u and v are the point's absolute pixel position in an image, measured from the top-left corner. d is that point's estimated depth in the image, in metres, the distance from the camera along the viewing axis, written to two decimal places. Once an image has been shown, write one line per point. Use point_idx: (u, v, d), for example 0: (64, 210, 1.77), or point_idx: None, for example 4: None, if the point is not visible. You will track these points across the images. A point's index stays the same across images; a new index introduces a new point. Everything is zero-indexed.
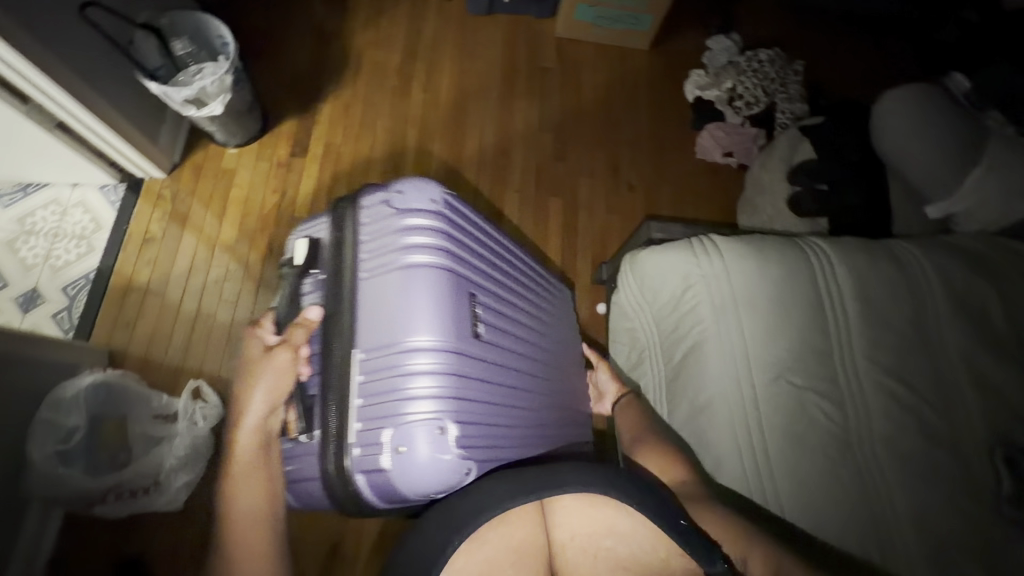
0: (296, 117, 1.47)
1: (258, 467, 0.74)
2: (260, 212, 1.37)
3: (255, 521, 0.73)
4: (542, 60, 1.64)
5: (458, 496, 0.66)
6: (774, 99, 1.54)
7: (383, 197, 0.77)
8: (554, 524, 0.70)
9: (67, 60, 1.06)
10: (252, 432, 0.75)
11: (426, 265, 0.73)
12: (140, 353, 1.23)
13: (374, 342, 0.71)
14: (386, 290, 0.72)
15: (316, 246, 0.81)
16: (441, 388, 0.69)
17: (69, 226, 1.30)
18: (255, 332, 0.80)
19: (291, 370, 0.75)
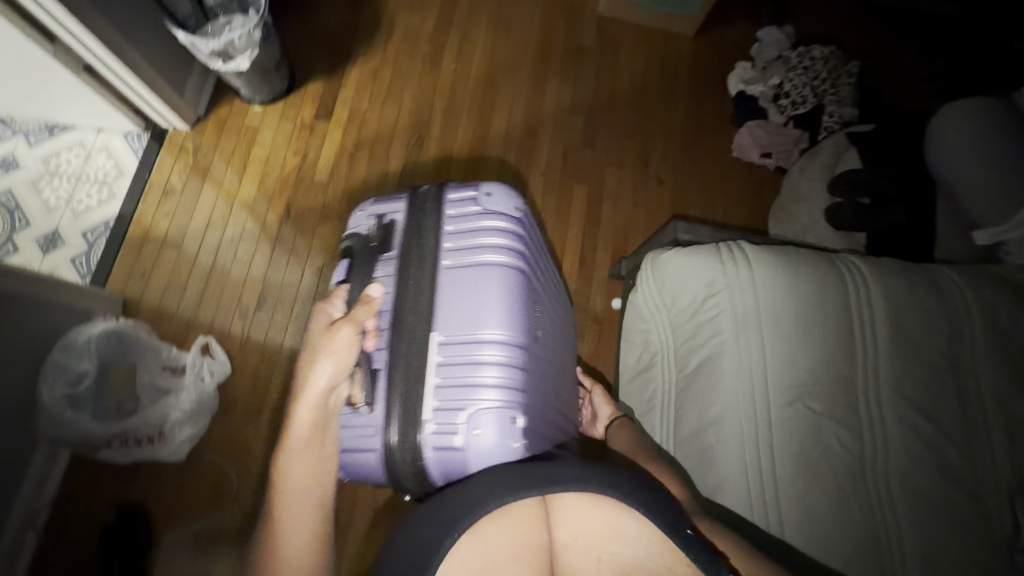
0: (322, 78, 1.43)
1: (317, 444, 0.73)
2: (280, 173, 1.36)
3: (308, 498, 0.71)
4: (581, 38, 1.57)
5: (463, 486, 0.67)
6: (823, 100, 1.44)
7: (470, 196, 0.87)
8: (556, 525, 0.73)
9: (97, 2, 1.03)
10: (310, 407, 0.74)
11: (506, 262, 0.82)
12: (153, 304, 1.24)
13: (454, 325, 0.78)
14: (469, 281, 0.80)
15: (389, 228, 0.87)
16: (509, 375, 0.77)
17: (92, 171, 1.30)
18: (324, 307, 0.80)
19: (353, 345, 0.75)
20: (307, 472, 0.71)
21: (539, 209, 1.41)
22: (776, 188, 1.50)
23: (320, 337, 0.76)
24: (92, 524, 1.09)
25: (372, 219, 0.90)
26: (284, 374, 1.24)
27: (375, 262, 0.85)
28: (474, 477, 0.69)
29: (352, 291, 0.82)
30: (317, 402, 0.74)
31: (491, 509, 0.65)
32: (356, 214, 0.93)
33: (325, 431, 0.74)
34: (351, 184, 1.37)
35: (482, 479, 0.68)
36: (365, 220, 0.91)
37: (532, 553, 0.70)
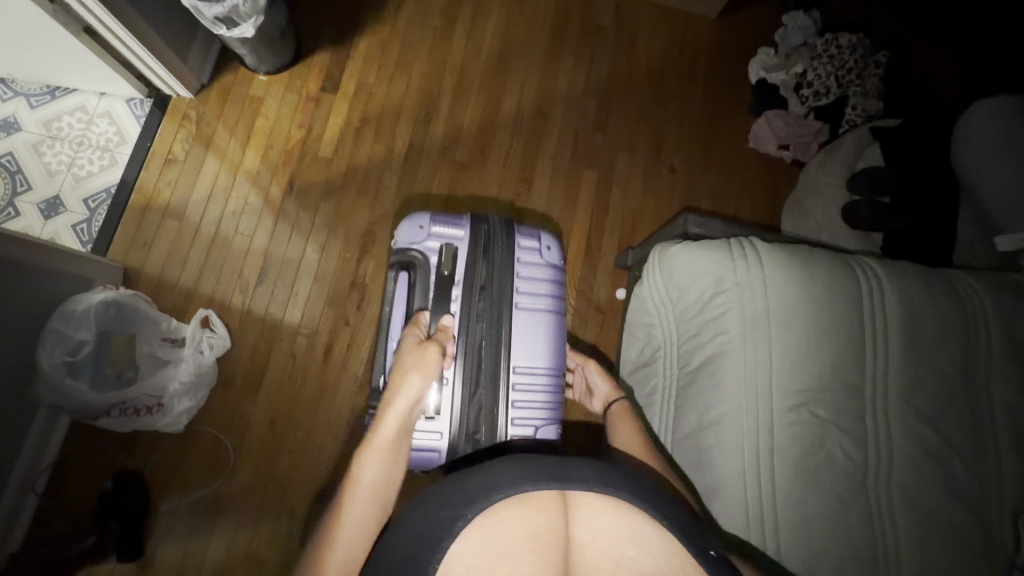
0: (328, 49, 1.39)
1: (395, 448, 0.84)
2: (284, 146, 1.33)
3: (375, 497, 0.80)
4: (599, 17, 1.51)
5: (472, 472, 0.71)
6: (846, 92, 1.40)
7: (536, 245, 1.04)
8: (575, 523, 0.69)
9: None
10: (396, 415, 0.86)
11: (558, 312, 1.03)
12: (154, 274, 1.23)
13: (521, 357, 0.97)
14: (533, 323, 1.00)
15: (455, 255, 0.98)
16: (553, 400, 0.99)
17: (94, 136, 1.28)
18: (411, 327, 0.93)
19: (435, 364, 0.88)
20: (383, 471, 0.82)
21: (547, 196, 1.38)
22: (790, 182, 1.46)
23: (410, 354, 0.89)
24: (92, 490, 1.11)
25: (437, 244, 0.98)
26: (283, 351, 1.24)
27: (446, 289, 0.96)
28: (492, 464, 0.72)
29: (432, 317, 0.95)
30: (407, 406, 0.86)
31: (503, 496, 0.67)
32: (413, 227, 1.00)
33: (405, 436, 0.85)
34: (356, 161, 1.34)
35: (500, 466, 0.72)
36: (425, 239, 0.99)
37: (548, 547, 0.66)
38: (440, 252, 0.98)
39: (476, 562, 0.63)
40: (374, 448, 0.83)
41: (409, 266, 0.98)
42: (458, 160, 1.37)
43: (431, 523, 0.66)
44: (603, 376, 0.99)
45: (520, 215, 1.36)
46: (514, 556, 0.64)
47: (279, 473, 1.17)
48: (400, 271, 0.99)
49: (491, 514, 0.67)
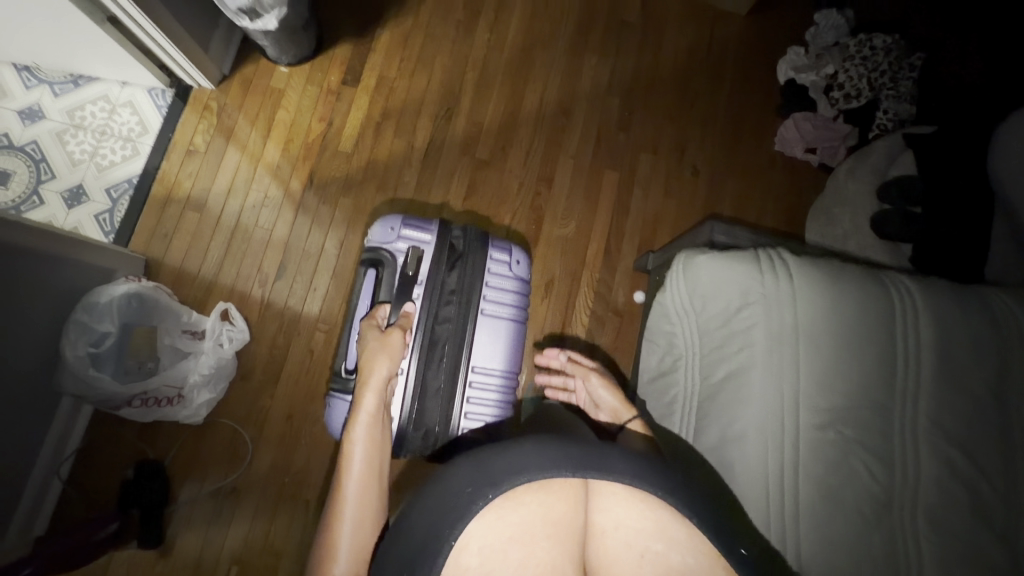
0: (350, 42, 1.37)
1: (379, 425, 0.92)
2: (304, 139, 1.32)
3: (371, 475, 0.87)
4: (624, 13, 1.47)
5: (495, 455, 0.69)
6: (878, 95, 1.37)
7: (506, 258, 1.15)
8: (595, 510, 0.73)
9: None
10: (374, 394, 0.94)
11: (516, 322, 1.15)
12: (175, 266, 1.24)
13: (480, 358, 1.09)
14: (494, 328, 1.12)
15: (421, 257, 1.08)
16: (504, 398, 1.11)
17: (116, 125, 1.28)
18: (371, 318, 1.03)
19: (400, 350, 0.98)
20: (373, 451, 0.89)
21: (567, 195, 1.36)
22: (815, 187, 1.44)
23: (374, 340, 0.98)
24: (114, 477, 1.13)
25: (405, 245, 1.09)
26: (300, 345, 1.24)
27: (410, 287, 1.06)
28: (514, 443, 0.71)
29: (392, 309, 1.05)
30: (381, 386, 0.95)
31: (527, 480, 0.67)
32: (386, 228, 1.11)
33: (385, 413, 0.94)
34: (376, 156, 1.33)
35: (523, 447, 0.70)
36: (395, 240, 1.10)
37: (565, 536, 0.70)
38: (408, 253, 1.08)
39: (490, 543, 0.67)
40: (359, 428, 0.90)
41: (377, 263, 1.09)
42: (478, 156, 1.36)
43: (448, 506, 0.66)
44: (610, 390, 0.99)
45: (539, 215, 1.35)
46: (531, 542, 0.68)
47: (295, 465, 1.18)
48: (371, 267, 1.10)
49: (510, 497, 0.69)
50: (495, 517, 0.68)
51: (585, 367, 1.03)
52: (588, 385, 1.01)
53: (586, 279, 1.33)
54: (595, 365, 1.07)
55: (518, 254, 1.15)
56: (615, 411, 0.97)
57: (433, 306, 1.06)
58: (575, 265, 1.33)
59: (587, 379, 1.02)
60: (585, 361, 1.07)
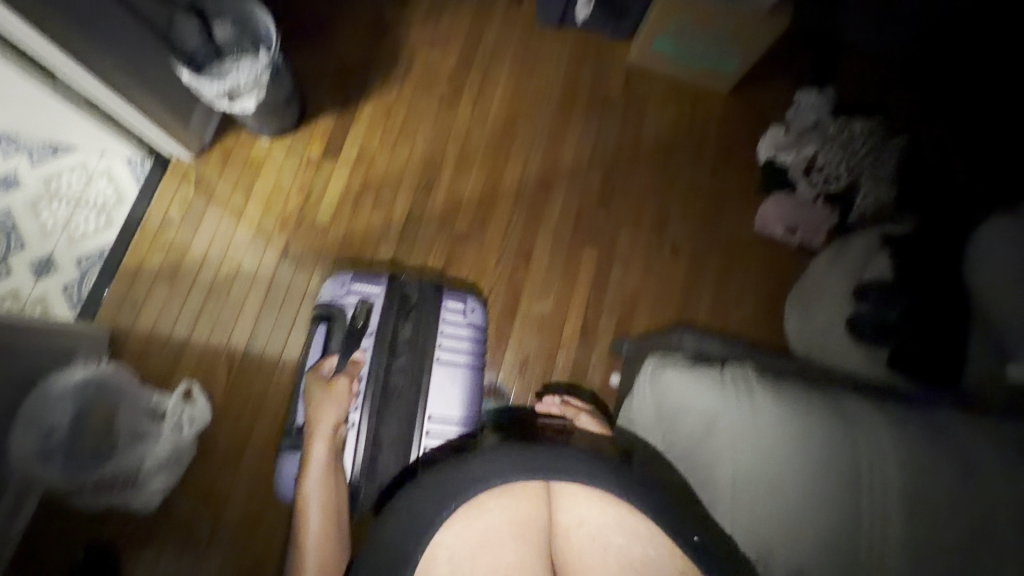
0: (333, 113, 1.38)
1: (331, 468, 0.95)
2: (281, 212, 1.31)
3: (330, 515, 0.91)
4: (606, 88, 1.49)
5: (457, 467, 0.74)
6: (858, 178, 1.37)
7: (460, 307, 1.19)
8: (559, 510, 0.77)
9: (104, 50, 0.99)
10: (324, 438, 0.97)
11: (473, 369, 1.13)
12: (140, 341, 1.21)
13: (436, 406, 1.07)
14: (449, 375, 1.11)
15: (370, 307, 1.13)
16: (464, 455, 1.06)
17: (92, 195, 1.27)
18: (318, 369, 1.07)
19: (347, 394, 1.03)
20: (326, 494, 0.92)
21: (545, 272, 1.35)
22: (797, 267, 1.43)
23: (320, 391, 1.03)
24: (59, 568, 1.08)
25: (355, 299, 1.14)
26: (266, 423, 1.21)
27: (357, 338, 1.10)
28: (472, 455, 0.75)
29: (339, 359, 1.08)
30: (330, 434, 0.98)
31: (487, 487, 0.73)
32: (336, 284, 1.17)
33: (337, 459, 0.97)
34: (353, 228, 1.32)
35: (480, 457, 0.74)
36: (345, 295, 1.15)
37: (530, 536, 0.75)
38: (357, 306, 1.14)
39: (457, 552, 0.70)
40: (312, 480, 0.93)
41: (328, 317, 1.14)
42: (457, 231, 1.35)
43: (418, 515, 0.71)
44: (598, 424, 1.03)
45: (516, 292, 1.33)
46: (497, 544, 0.72)
47: (252, 555, 1.13)
48: (322, 322, 1.15)
49: (472, 505, 0.73)
50: (463, 523, 0.72)
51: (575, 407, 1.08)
52: (578, 422, 1.03)
53: (564, 355, 1.30)
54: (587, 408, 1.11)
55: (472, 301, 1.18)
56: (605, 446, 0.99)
57: (384, 358, 1.08)
58: (553, 340, 1.31)
59: (575, 417, 1.05)
60: (577, 403, 1.10)
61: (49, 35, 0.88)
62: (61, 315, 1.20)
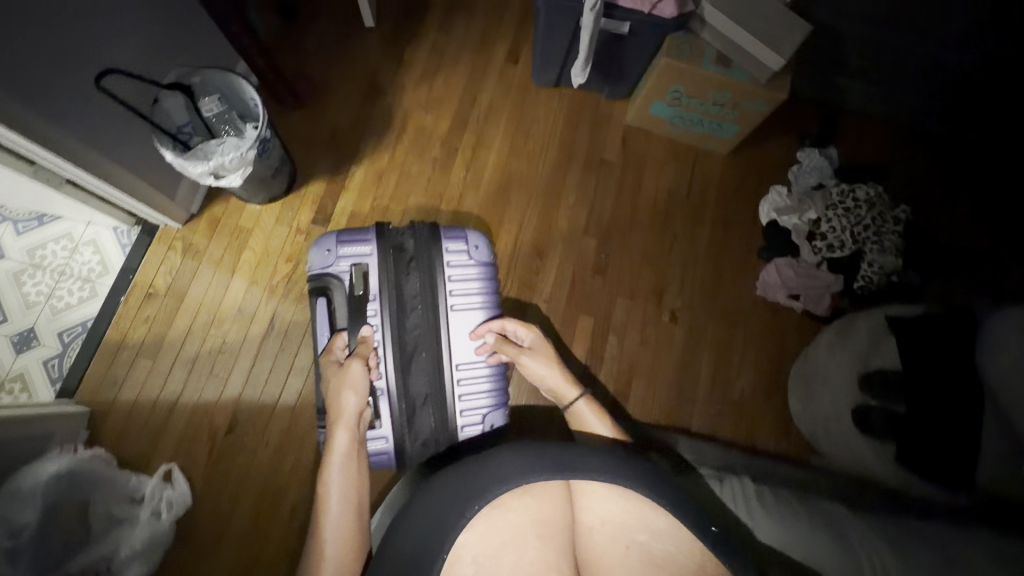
0: (325, 177, 1.36)
1: (354, 459, 0.98)
2: (268, 281, 1.28)
3: (353, 504, 0.94)
4: (603, 150, 1.46)
5: (484, 465, 0.81)
6: (863, 245, 1.33)
7: (464, 246, 1.17)
8: (581, 509, 0.83)
9: (89, 140, 0.96)
10: (343, 428, 1.00)
11: (487, 307, 1.15)
12: (122, 418, 1.18)
13: (463, 360, 1.12)
14: (469, 321, 1.13)
15: (365, 271, 1.12)
16: (496, 392, 1.13)
17: (76, 265, 1.25)
18: (328, 350, 1.08)
19: (362, 375, 1.03)
20: (350, 484, 0.96)
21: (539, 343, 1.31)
22: (800, 335, 1.39)
23: (334, 375, 1.04)
24: None
25: (348, 264, 1.14)
26: (247, 504, 1.17)
27: (361, 305, 1.10)
28: (493, 454, 0.83)
29: (349, 336, 1.09)
30: (352, 422, 1.01)
31: (511, 487, 0.78)
32: (321, 251, 1.13)
33: (359, 447, 1.00)
34: None
35: (502, 456, 0.82)
36: (335, 261, 1.14)
37: (552, 533, 0.79)
38: (352, 272, 1.13)
39: (483, 552, 0.75)
40: (335, 468, 0.96)
41: (323, 289, 1.13)
42: None
43: (449, 503, 0.78)
44: (549, 368, 1.11)
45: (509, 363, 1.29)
46: (523, 544, 0.77)
47: None
48: (319, 296, 1.14)
49: (498, 505, 0.79)
50: (485, 525, 0.78)
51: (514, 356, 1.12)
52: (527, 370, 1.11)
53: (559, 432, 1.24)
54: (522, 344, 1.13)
55: (475, 240, 1.17)
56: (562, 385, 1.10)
57: (397, 320, 1.10)
58: (548, 407, 1.31)
59: (519, 355, 1.12)
60: (521, 329, 1.13)
61: (26, 132, 0.84)
62: (41, 393, 1.18)
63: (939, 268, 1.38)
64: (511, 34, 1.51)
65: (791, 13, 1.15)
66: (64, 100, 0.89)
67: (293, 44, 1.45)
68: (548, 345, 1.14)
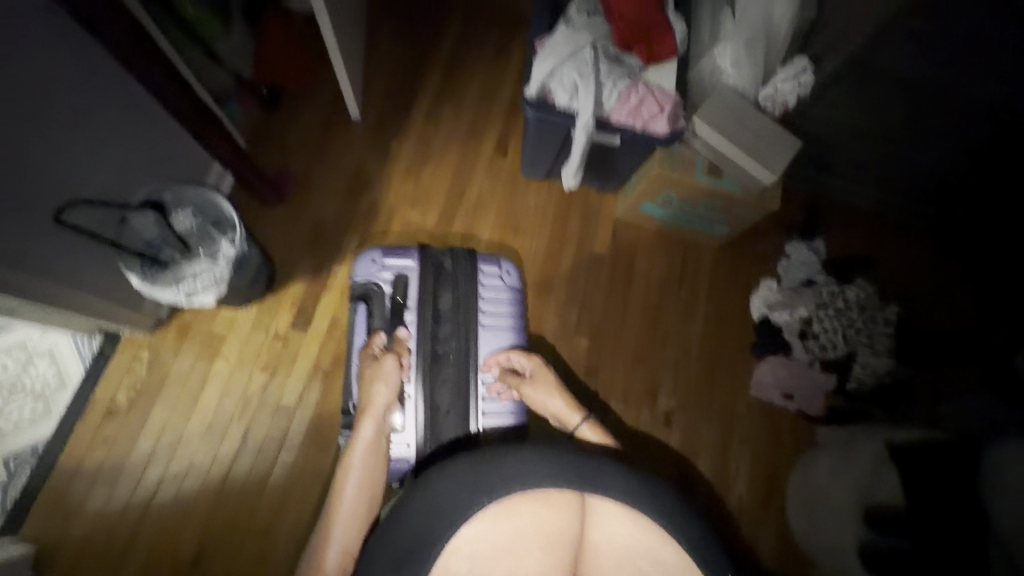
0: (305, 279, 1.30)
1: (375, 450, 1.01)
2: (241, 394, 1.20)
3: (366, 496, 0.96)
4: (592, 246, 1.43)
5: (498, 463, 0.79)
6: (854, 348, 1.32)
7: (496, 270, 1.26)
8: (592, 526, 0.80)
9: (48, 273, 0.88)
10: (371, 418, 1.03)
11: (512, 326, 1.22)
12: (72, 556, 1.08)
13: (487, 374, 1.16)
14: (496, 336, 1.20)
15: (404, 279, 1.18)
16: (517, 407, 1.15)
17: (29, 380, 1.15)
18: (367, 345, 1.12)
19: (394, 372, 1.07)
20: (366, 477, 0.98)
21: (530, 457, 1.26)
22: (797, 438, 1.35)
23: (369, 367, 1.08)
24: None
25: (390, 275, 1.21)
26: None
27: (399, 312, 1.16)
28: (512, 450, 0.80)
29: (386, 335, 1.14)
30: (379, 413, 1.03)
31: (520, 489, 0.77)
32: (368, 261, 1.23)
33: (381, 438, 1.02)
34: (323, 410, 1.21)
35: (520, 455, 0.80)
36: (379, 271, 1.21)
37: (556, 547, 0.78)
38: (393, 281, 1.19)
39: (477, 553, 0.76)
40: (356, 456, 0.99)
41: (366, 296, 1.19)
42: None
43: (459, 499, 0.76)
44: (552, 393, 1.11)
45: None
46: (520, 552, 0.77)
47: None
48: (360, 301, 1.19)
49: (504, 505, 0.78)
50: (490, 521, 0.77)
51: (516, 381, 1.14)
52: (530, 395, 1.12)
53: None
54: (525, 366, 1.16)
55: (507, 266, 1.26)
56: (562, 407, 1.09)
57: (430, 325, 1.15)
58: None
59: (520, 386, 1.14)
60: (521, 357, 1.16)
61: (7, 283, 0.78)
62: None
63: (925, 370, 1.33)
64: (499, 128, 1.49)
65: (781, 131, 1.16)
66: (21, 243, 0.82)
67: (277, 138, 1.41)
68: (548, 373, 1.14)
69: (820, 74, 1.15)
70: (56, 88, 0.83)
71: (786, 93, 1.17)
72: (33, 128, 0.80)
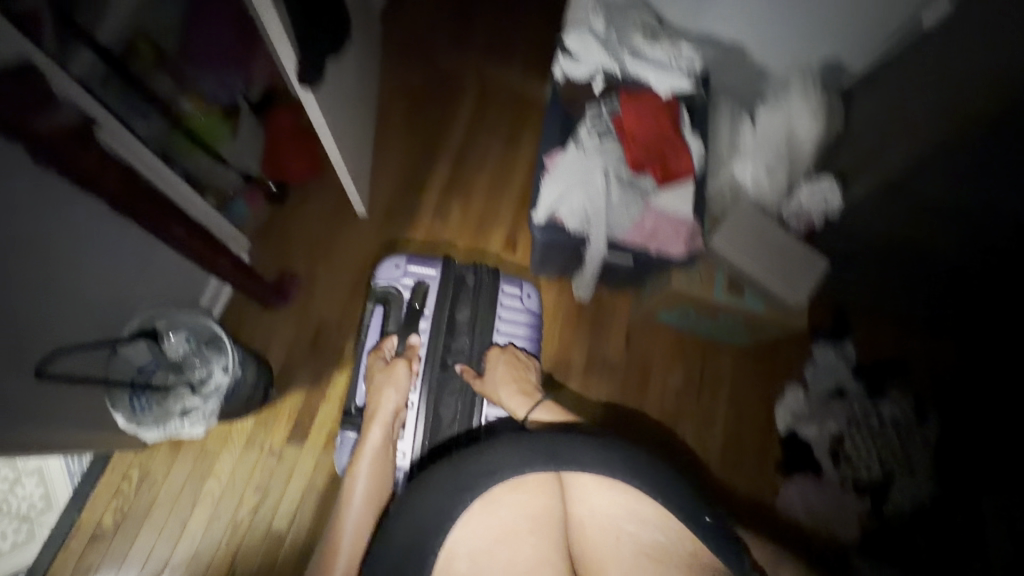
0: (305, 387, 1.25)
1: (384, 457, 0.96)
2: (230, 516, 1.14)
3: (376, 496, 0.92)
4: (604, 351, 1.36)
5: (473, 457, 0.82)
6: (890, 475, 1.21)
7: (517, 291, 1.18)
8: (575, 502, 0.86)
9: (50, 422, 0.84)
10: (380, 424, 0.98)
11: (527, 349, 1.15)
12: None
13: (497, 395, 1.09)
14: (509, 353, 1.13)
15: (422, 291, 1.13)
16: None
17: (14, 501, 1.10)
18: (380, 350, 1.08)
19: (404, 380, 1.02)
20: (375, 482, 0.93)
21: None
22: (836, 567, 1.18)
23: (380, 373, 1.03)
24: None
25: (411, 281, 1.14)
26: None
27: (416, 320, 1.11)
28: (490, 445, 0.83)
29: (398, 340, 1.10)
30: (388, 420, 0.99)
31: (500, 478, 0.81)
32: (390, 266, 1.16)
33: (390, 445, 0.98)
34: (314, 535, 1.14)
35: (498, 447, 0.83)
36: (401, 277, 1.15)
37: (546, 525, 0.84)
38: (413, 289, 1.13)
39: (476, 548, 0.80)
40: (364, 460, 0.95)
41: (384, 301, 1.13)
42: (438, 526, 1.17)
43: (449, 497, 0.79)
44: (508, 378, 1.05)
45: None
46: (517, 537, 0.82)
47: None
48: (378, 305, 1.14)
49: (491, 501, 0.83)
50: (479, 521, 0.82)
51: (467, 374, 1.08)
52: (485, 386, 1.05)
53: None
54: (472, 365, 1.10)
55: (528, 288, 1.18)
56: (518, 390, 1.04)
57: (441, 340, 1.11)
58: None
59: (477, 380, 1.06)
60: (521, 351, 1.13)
61: (17, 449, 0.76)
62: None
63: (963, 467, 1.22)
64: (509, 221, 1.45)
65: (809, 251, 1.09)
66: (33, 400, 0.80)
67: (283, 237, 1.39)
68: (501, 356, 1.09)
69: (856, 189, 1.07)
70: (60, 243, 0.81)
71: (812, 210, 1.10)
72: (40, 286, 0.78)
